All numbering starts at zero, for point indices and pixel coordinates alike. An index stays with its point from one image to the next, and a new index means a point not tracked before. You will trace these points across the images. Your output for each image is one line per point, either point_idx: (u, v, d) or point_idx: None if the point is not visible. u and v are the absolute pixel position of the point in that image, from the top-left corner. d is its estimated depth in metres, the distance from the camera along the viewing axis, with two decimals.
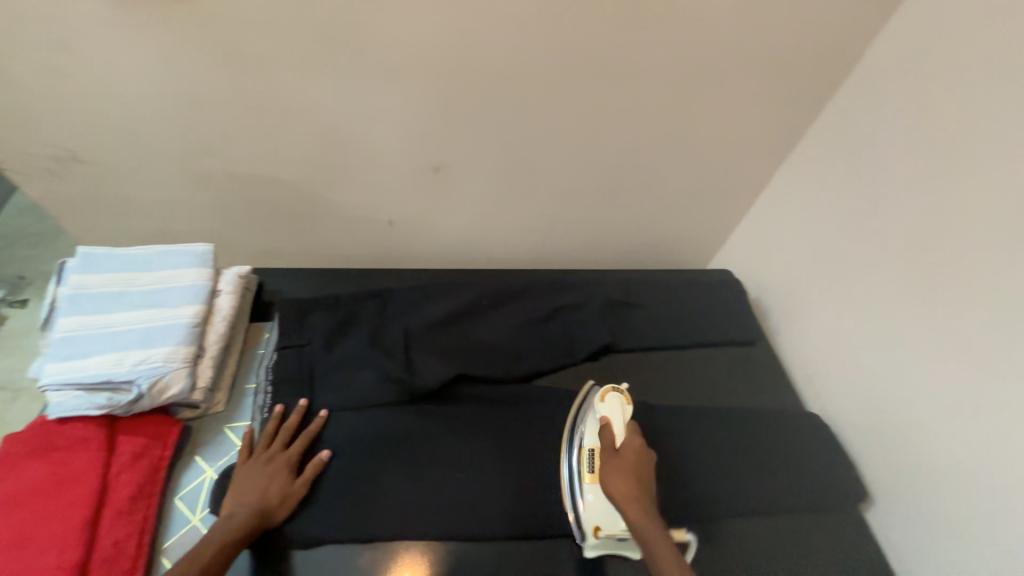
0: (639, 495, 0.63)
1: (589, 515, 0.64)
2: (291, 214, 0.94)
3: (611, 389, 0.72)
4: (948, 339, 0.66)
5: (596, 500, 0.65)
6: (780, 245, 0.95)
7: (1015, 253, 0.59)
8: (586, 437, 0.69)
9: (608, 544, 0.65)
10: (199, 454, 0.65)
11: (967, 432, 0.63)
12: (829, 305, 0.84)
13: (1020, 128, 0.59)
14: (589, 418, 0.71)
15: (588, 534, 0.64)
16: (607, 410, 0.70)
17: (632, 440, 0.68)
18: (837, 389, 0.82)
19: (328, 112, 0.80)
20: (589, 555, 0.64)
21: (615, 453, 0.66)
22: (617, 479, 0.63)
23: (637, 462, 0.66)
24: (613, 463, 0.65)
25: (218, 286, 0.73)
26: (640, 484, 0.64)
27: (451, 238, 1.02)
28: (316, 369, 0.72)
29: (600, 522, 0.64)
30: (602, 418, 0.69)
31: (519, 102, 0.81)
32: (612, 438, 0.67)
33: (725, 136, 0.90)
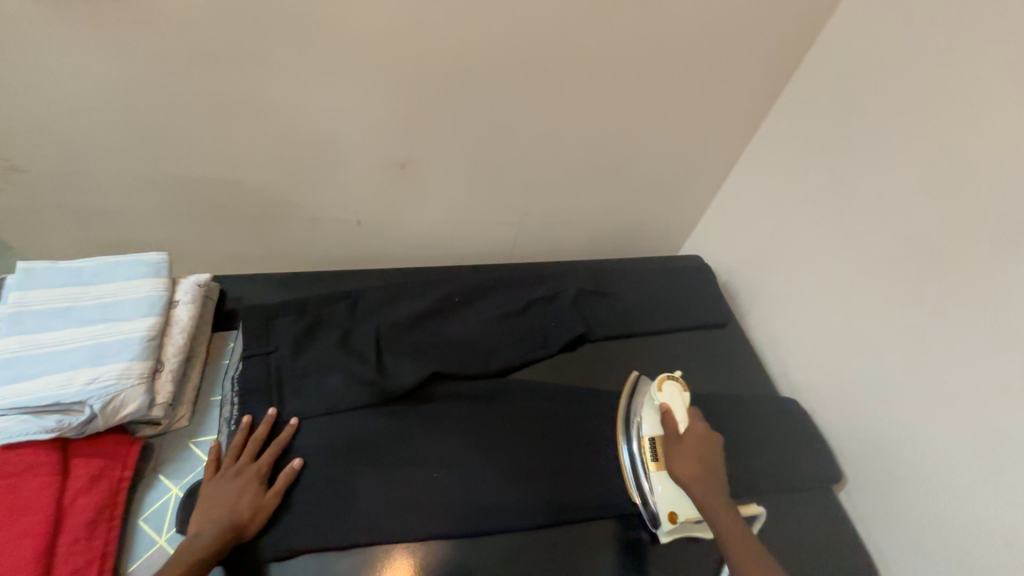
0: (704, 478, 0.64)
1: (660, 502, 0.66)
2: (252, 218, 0.91)
3: (667, 378, 0.74)
4: (910, 313, 0.69)
5: (666, 488, 0.67)
6: (747, 228, 0.97)
7: (969, 228, 0.63)
8: (646, 426, 0.71)
9: (681, 529, 0.66)
10: (163, 472, 0.62)
11: (930, 401, 0.66)
12: (796, 285, 0.86)
13: (969, 108, 0.62)
14: (646, 405, 0.73)
15: (662, 521, 0.66)
16: (666, 398, 0.72)
17: (697, 426, 0.69)
18: (805, 366, 0.84)
19: (287, 111, 0.77)
20: (664, 540, 0.67)
21: (678, 439, 0.67)
22: (681, 464, 0.65)
23: (702, 447, 0.67)
24: (676, 450, 0.67)
25: (175, 296, 0.70)
26: (707, 468, 0.65)
27: (422, 236, 1.01)
28: (284, 376, 0.70)
29: (674, 507, 0.66)
30: (660, 407, 0.71)
31: (486, 93, 0.80)
32: (672, 424, 0.69)
33: (692, 122, 0.90)
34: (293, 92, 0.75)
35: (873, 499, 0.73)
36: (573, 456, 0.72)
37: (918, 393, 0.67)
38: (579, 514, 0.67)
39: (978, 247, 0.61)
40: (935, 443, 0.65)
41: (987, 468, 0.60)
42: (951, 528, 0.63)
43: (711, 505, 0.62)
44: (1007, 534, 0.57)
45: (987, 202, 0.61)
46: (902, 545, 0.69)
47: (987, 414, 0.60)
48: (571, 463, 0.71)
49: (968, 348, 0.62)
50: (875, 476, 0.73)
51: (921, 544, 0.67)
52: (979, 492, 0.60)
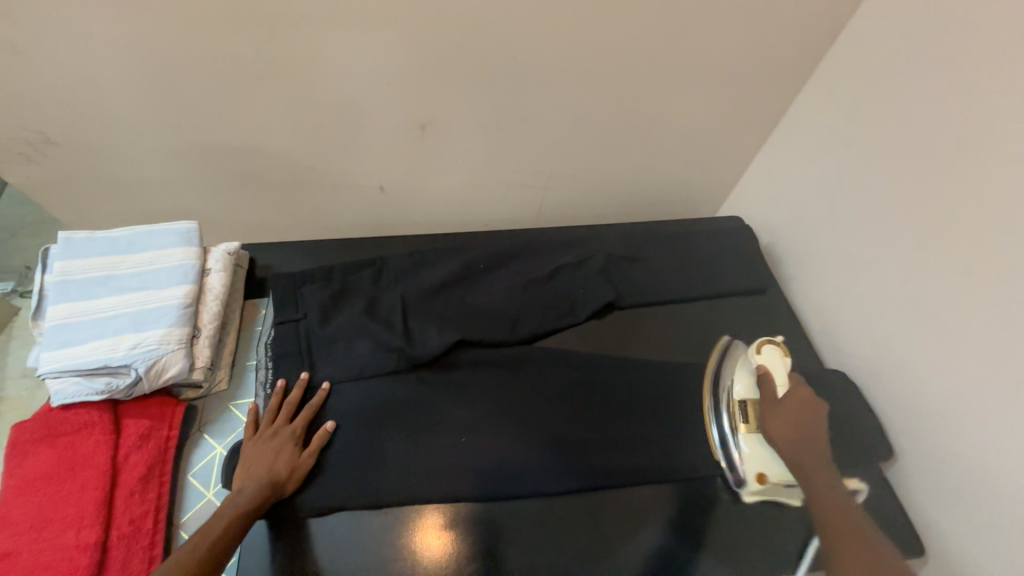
0: (801, 442, 0.63)
1: (747, 464, 0.66)
2: (276, 185, 0.90)
3: (767, 341, 0.71)
4: (983, 280, 0.60)
5: (756, 448, 0.66)
6: (792, 187, 0.88)
7: None
8: (739, 388, 0.70)
9: (769, 492, 0.66)
10: (206, 432, 0.65)
11: (999, 381, 0.58)
12: (845, 250, 0.78)
13: None
14: (743, 368, 0.72)
15: (747, 481, 0.66)
16: (766, 361, 0.69)
17: (801, 392, 0.67)
18: (853, 336, 0.79)
19: (294, 71, 0.73)
20: (747, 500, 0.67)
21: (777, 404, 0.66)
22: (781, 428, 0.64)
23: (803, 412, 0.65)
24: (774, 412, 0.65)
25: (207, 265, 0.71)
26: (806, 434, 0.64)
27: (444, 200, 0.98)
28: (314, 341, 0.71)
29: (763, 470, 0.65)
30: (757, 368, 0.70)
31: (505, 47, 0.74)
32: (771, 389, 0.67)
33: (737, 70, 0.81)
34: (297, 51, 0.71)
35: (923, 478, 0.69)
36: (600, 424, 0.71)
37: (981, 372, 0.60)
38: (604, 482, 0.66)
39: None
40: (1000, 426, 0.58)
41: None
42: (1007, 514, 0.58)
43: (809, 471, 0.62)
44: None
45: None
46: (950, 525, 0.65)
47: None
48: (595, 432, 0.70)
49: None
50: (927, 454, 0.68)
51: (976, 527, 0.62)
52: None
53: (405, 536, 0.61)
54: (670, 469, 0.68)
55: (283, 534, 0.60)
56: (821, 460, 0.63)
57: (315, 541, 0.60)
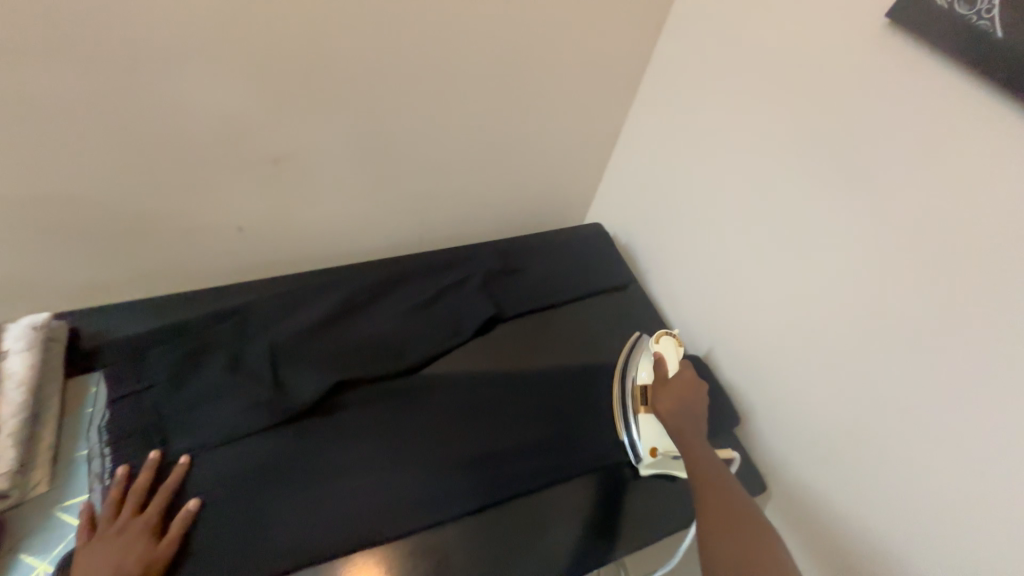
0: (682, 413, 0.69)
1: (644, 439, 0.73)
2: (96, 240, 0.77)
3: (665, 333, 0.79)
4: (774, 253, 0.75)
5: (651, 428, 0.73)
6: (634, 193, 1.02)
7: (790, 178, 0.71)
8: (641, 374, 0.77)
9: (661, 464, 0.74)
10: (25, 549, 0.54)
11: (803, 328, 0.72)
12: (681, 243, 0.92)
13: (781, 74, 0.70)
14: (643, 356, 0.79)
15: (643, 455, 0.73)
16: (662, 349, 0.77)
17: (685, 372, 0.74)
18: (696, 316, 0.92)
19: (106, 104, 0.65)
20: (643, 472, 0.75)
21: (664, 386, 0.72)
22: (666, 403, 0.70)
23: (686, 389, 0.72)
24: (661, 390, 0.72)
25: (3, 347, 0.60)
26: (691, 409, 0.70)
27: (313, 234, 0.93)
28: (165, 413, 0.63)
29: (657, 445, 0.73)
30: (655, 355, 0.77)
31: (356, 81, 0.76)
32: (664, 370, 0.74)
33: (574, 95, 0.92)
34: (112, 84, 0.63)
35: (765, 425, 0.81)
36: (495, 436, 0.73)
37: (777, 327, 0.76)
38: (508, 493, 0.68)
39: (816, 189, 0.68)
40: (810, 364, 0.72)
41: (826, 379, 0.70)
42: (835, 441, 0.70)
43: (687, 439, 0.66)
44: (834, 428, 0.70)
45: (822, 143, 0.66)
46: (793, 463, 0.77)
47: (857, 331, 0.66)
48: (492, 446, 0.72)
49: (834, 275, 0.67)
50: (764, 406, 0.81)
51: (809, 457, 0.75)
52: (861, 404, 0.67)
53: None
54: (565, 467, 0.73)
55: None
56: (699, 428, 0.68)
57: None
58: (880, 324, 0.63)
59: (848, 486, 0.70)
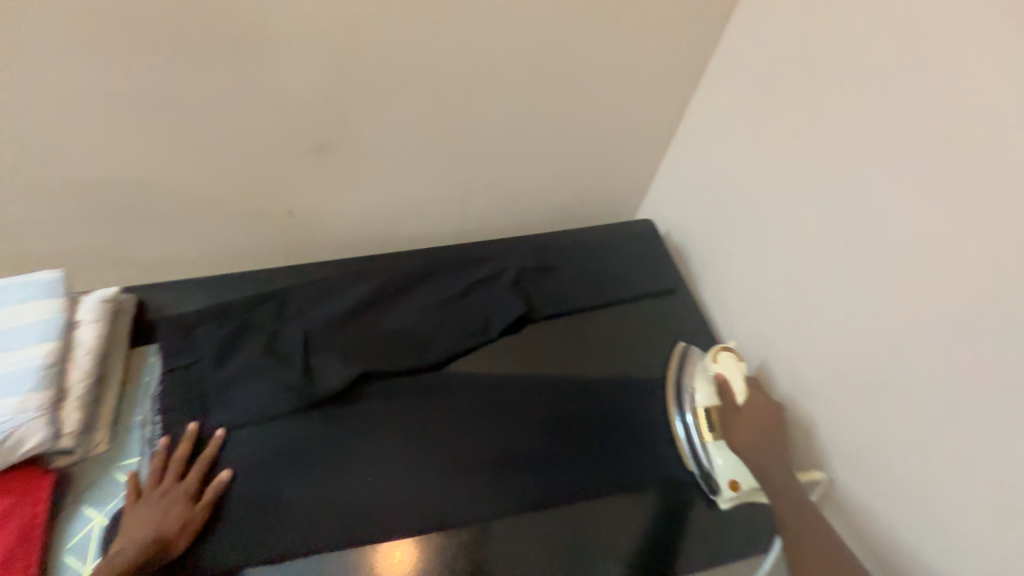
0: (762, 445, 0.67)
1: (721, 473, 0.67)
2: (162, 220, 0.83)
3: (721, 349, 0.73)
4: (868, 262, 0.63)
5: (725, 458, 0.68)
6: (690, 189, 0.92)
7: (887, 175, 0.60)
8: (701, 396, 0.71)
9: (744, 497, 0.68)
10: (86, 502, 0.59)
11: (915, 338, 0.59)
12: (740, 248, 0.82)
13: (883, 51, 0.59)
14: (700, 375, 0.73)
15: (722, 489, 0.68)
16: (722, 369, 0.71)
17: (758, 397, 0.71)
18: (751, 333, 0.82)
19: (169, 90, 0.68)
20: (724, 507, 0.68)
21: (736, 414, 0.69)
22: (740, 436, 0.68)
23: (760, 419, 0.69)
24: (733, 420, 0.69)
25: (76, 316, 0.65)
26: (768, 439, 0.68)
27: (357, 223, 0.94)
28: (207, 387, 0.67)
29: (736, 478, 0.67)
30: (716, 378, 0.71)
31: (400, 65, 0.74)
32: (732, 397, 0.69)
33: (631, 76, 0.84)
34: (174, 71, 0.67)
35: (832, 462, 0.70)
36: (517, 441, 0.70)
37: (856, 350, 0.65)
38: (526, 504, 0.65)
39: (926, 188, 0.57)
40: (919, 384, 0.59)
41: (918, 411, 0.59)
42: (944, 476, 0.57)
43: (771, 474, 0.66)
44: (923, 468, 0.60)
45: (941, 134, 0.55)
46: (868, 505, 0.66)
47: (983, 350, 0.53)
48: (513, 451, 0.69)
49: (969, 274, 0.54)
50: (834, 439, 0.69)
51: (894, 502, 0.63)
52: (998, 432, 0.53)
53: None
54: (588, 484, 0.68)
55: None
56: (782, 461, 0.67)
57: None
58: (999, 350, 0.52)
59: (940, 534, 0.59)
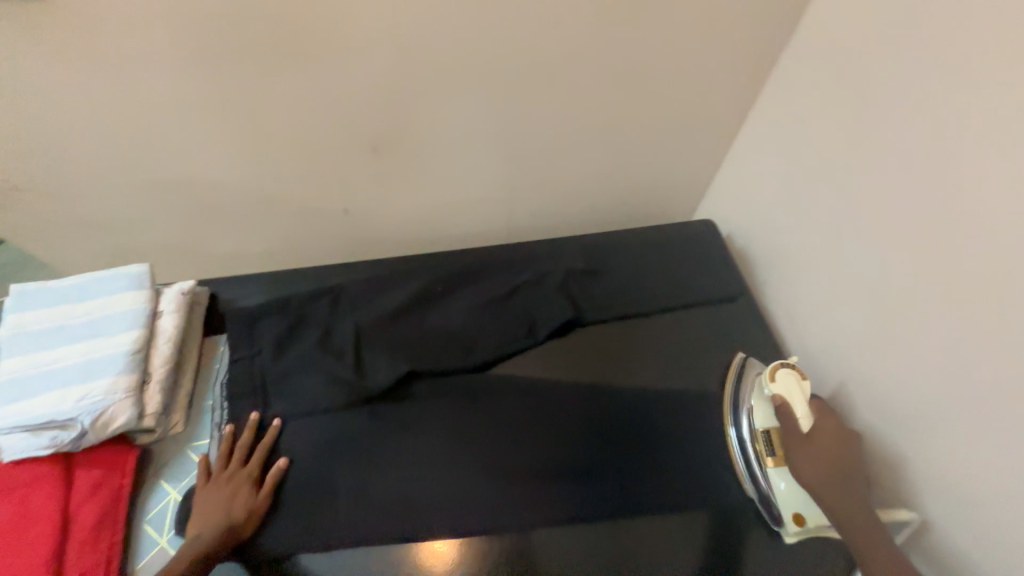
0: (836, 482, 0.59)
1: (783, 503, 0.62)
2: (239, 215, 0.90)
3: (780, 367, 0.66)
4: (979, 273, 0.53)
5: (787, 483, 0.62)
6: (759, 182, 0.86)
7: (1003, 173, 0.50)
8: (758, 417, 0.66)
9: (812, 531, 0.62)
10: (164, 477, 0.65)
11: None
12: (816, 251, 0.74)
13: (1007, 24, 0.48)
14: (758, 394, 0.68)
15: (786, 521, 0.62)
16: (781, 389, 0.64)
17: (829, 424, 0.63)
18: (828, 345, 0.74)
19: (236, 98, 0.72)
20: (789, 541, 0.63)
21: (804, 444, 0.62)
22: (810, 470, 0.60)
23: (833, 450, 0.61)
24: (801, 449, 0.61)
25: (159, 307, 0.71)
26: (844, 475, 0.60)
27: (410, 220, 0.97)
28: (267, 378, 0.71)
29: (800, 510, 0.62)
30: (775, 398, 0.65)
31: (449, 64, 0.73)
32: (794, 423, 0.62)
33: (693, 66, 0.78)
34: (239, 80, 0.70)
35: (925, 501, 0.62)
36: (560, 450, 0.68)
37: (958, 376, 0.56)
38: (569, 515, 0.63)
39: None
40: None
41: None
42: None
43: (847, 515, 0.58)
44: None
45: None
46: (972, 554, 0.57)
47: None
48: (557, 460, 0.68)
49: None
50: (931, 476, 0.60)
51: (1006, 558, 0.54)
52: None
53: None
54: (635, 501, 0.65)
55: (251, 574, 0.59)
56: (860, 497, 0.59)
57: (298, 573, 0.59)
58: None
59: None
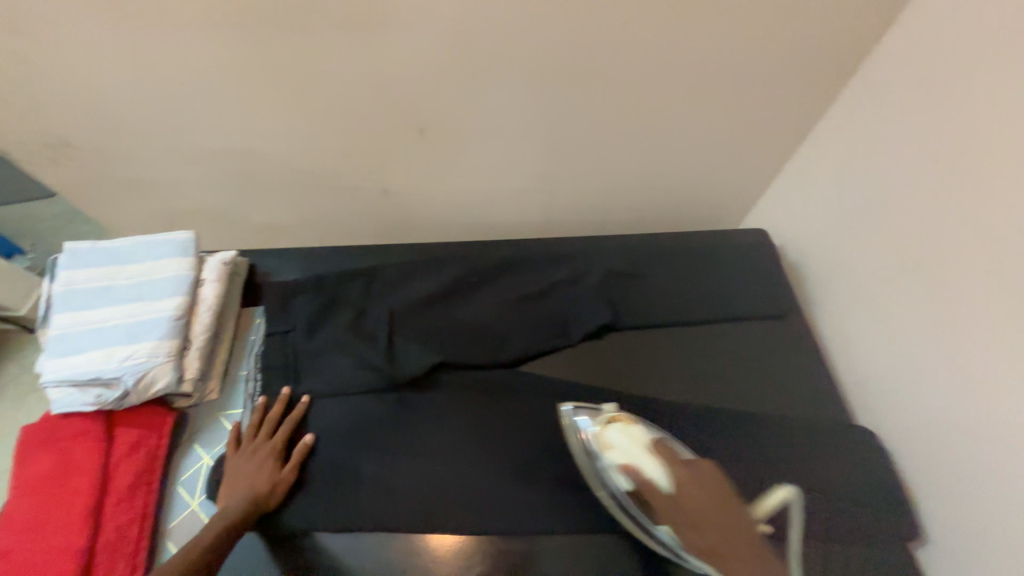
0: (720, 528, 0.53)
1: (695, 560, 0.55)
2: (281, 188, 0.91)
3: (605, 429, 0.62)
4: None
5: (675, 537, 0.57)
6: (827, 195, 0.81)
7: None
8: (621, 482, 0.60)
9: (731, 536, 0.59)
10: (198, 441, 0.67)
11: None
12: (890, 275, 0.69)
13: None
14: (605, 463, 0.61)
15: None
16: (619, 453, 0.60)
17: (671, 467, 0.57)
18: (889, 374, 0.70)
19: (289, 71, 0.71)
20: None
21: (672, 499, 0.55)
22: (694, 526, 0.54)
23: (703, 496, 0.55)
24: (671, 506, 0.55)
25: (202, 275, 0.72)
26: (721, 520, 0.54)
27: (448, 205, 0.96)
28: (300, 354, 0.71)
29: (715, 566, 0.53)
30: (622, 465, 0.59)
31: (507, 50, 0.69)
32: (647, 479, 0.57)
33: (765, 65, 0.73)
34: (294, 53, 0.68)
35: (979, 553, 0.58)
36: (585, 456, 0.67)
37: None
38: (589, 526, 0.62)
39: None
40: None
41: None
42: None
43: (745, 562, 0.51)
44: None
45: None
46: None
47: None
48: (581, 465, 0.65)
49: None
50: (989, 530, 0.56)
51: None
52: None
53: (403, 563, 0.60)
54: None
55: (276, 548, 0.60)
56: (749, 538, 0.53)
57: (321, 551, 0.60)
58: None
59: None
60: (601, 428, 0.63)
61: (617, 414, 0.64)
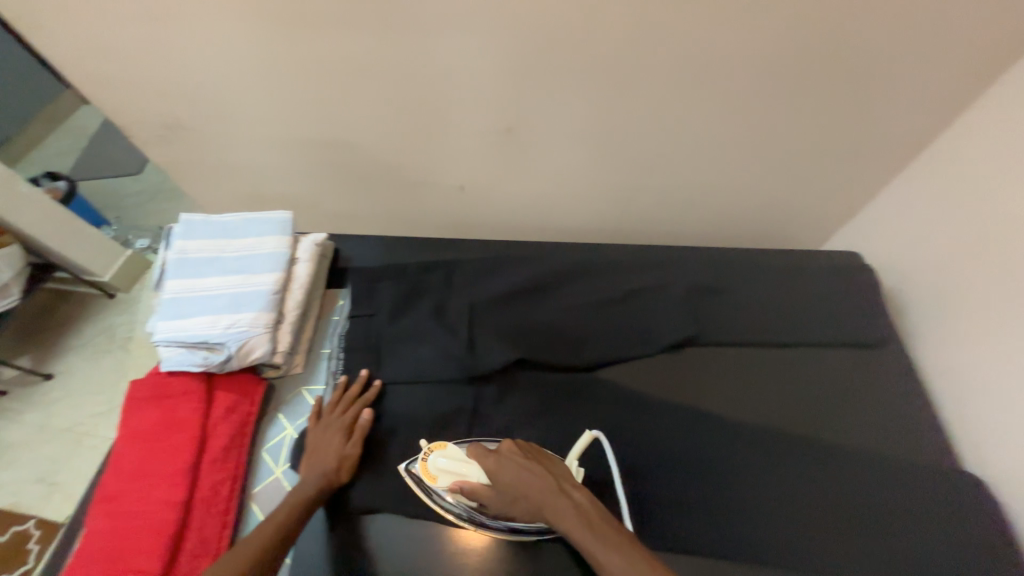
0: (543, 500, 0.54)
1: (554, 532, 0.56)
2: (365, 178, 0.95)
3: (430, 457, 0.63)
4: None
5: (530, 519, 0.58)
6: (933, 223, 0.76)
7: None
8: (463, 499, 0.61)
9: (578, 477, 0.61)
10: (282, 412, 0.70)
11: None
12: (1008, 314, 0.64)
13: None
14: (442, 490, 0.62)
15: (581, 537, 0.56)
16: (449, 475, 0.61)
17: (483, 463, 0.60)
18: (1003, 419, 0.65)
19: (393, 67, 0.74)
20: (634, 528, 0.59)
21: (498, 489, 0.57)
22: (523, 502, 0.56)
23: (517, 473, 0.57)
24: (500, 499, 0.58)
25: (297, 253, 0.76)
26: (532, 487, 0.55)
27: (523, 205, 0.97)
28: (382, 339, 0.73)
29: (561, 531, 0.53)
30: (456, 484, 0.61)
31: (609, 55, 0.69)
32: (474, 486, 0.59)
33: (877, 83, 0.70)
34: (400, 49, 0.71)
35: None
36: (665, 470, 0.65)
37: None
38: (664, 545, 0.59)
39: None
40: None
41: None
42: None
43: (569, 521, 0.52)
44: None
45: None
46: None
47: None
48: (621, 460, 0.65)
49: None
50: None
51: None
52: None
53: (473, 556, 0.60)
54: (745, 546, 0.60)
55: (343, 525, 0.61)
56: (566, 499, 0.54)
57: (387, 534, 0.61)
58: None
59: None
60: (421, 463, 0.63)
61: (433, 441, 0.66)
